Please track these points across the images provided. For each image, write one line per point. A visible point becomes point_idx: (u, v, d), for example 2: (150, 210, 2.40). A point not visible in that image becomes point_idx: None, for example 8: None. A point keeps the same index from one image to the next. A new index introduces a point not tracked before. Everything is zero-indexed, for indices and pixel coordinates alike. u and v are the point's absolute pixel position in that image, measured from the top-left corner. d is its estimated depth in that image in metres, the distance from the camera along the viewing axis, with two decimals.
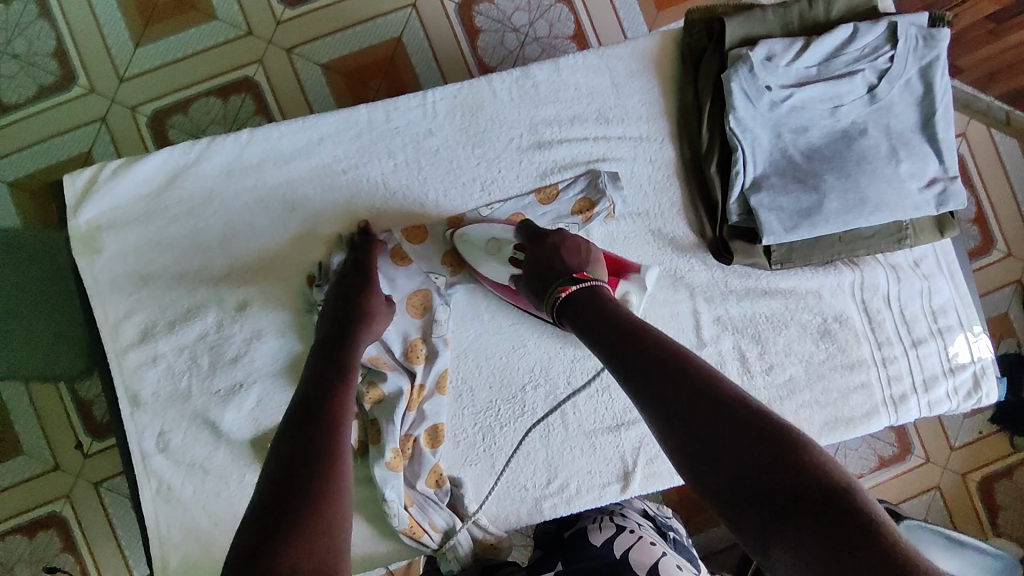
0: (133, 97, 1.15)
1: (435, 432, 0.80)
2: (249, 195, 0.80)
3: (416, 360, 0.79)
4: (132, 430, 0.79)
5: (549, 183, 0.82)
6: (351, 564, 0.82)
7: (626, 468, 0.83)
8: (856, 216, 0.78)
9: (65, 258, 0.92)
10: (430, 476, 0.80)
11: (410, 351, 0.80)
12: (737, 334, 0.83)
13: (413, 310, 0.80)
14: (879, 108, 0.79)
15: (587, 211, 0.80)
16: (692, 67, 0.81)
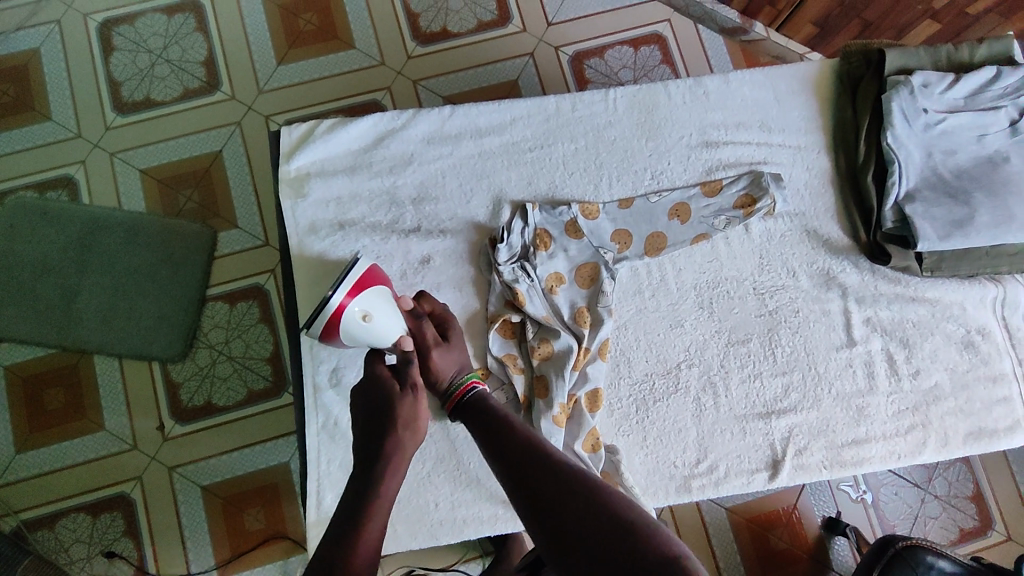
0: (263, 105, 1.69)
1: (593, 397, 0.92)
2: (445, 160, 0.95)
3: (583, 324, 0.92)
4: (311, 362, 0.94)
5: (713, 179, 0.97)
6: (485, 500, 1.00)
7: (775, 457, 0.94)
8: (1005, 230, 0.88)
9: (174, 234, 1.62)
10: (587, 438, 0.90)
11: (577, 316, 0.92)
12: (886, 336, 0.97)
13: (581, 284, 0.94)
14: (1020, 140, 0.91)
15: (750, 207, 0.95)
16: (851, 90, 0.98)
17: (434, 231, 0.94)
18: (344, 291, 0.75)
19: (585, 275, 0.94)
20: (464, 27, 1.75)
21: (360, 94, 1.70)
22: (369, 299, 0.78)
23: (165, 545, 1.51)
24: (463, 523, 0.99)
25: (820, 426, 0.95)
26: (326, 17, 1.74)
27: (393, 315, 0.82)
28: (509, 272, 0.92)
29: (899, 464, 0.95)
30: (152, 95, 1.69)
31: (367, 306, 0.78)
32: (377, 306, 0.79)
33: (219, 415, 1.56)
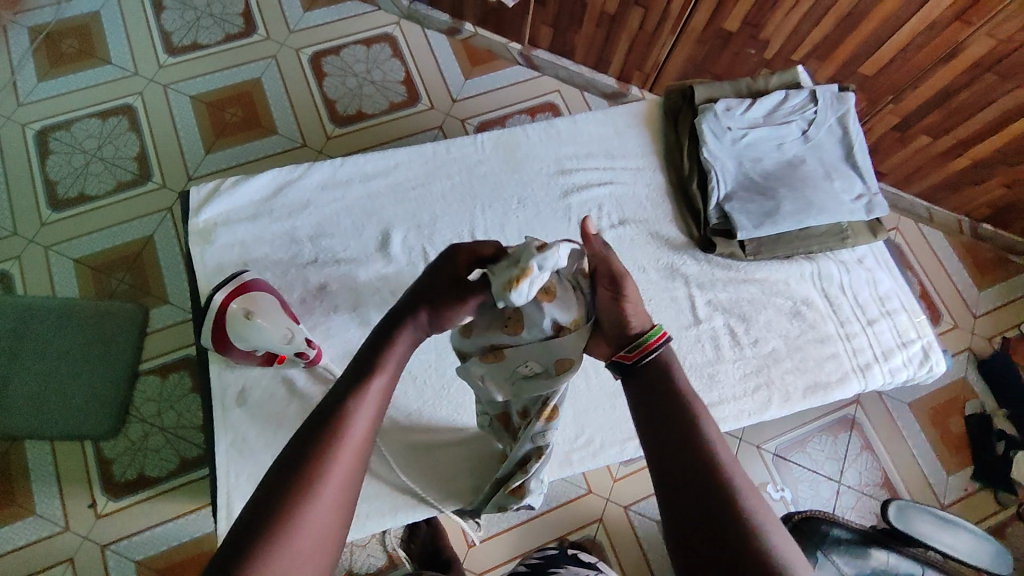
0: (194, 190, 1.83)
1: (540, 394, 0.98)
2: (337, 203, 1.09)
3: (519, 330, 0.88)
4: (218, 385, 1.02)
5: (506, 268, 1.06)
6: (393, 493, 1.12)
7: None
8: (807, 215, 1.04)
9: (106, 314, 1.69)
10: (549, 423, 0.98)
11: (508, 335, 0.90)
12: (726, 313, 1.10)
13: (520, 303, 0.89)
14: (812, 146, 1.09)
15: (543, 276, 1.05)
16: (672, 120, 1.16)
17: (330, 262, 1.06)
18: (225, 293, 0.94)
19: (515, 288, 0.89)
20: (378, 109, 1.96)
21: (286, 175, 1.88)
22: (250, 301, 0.95)
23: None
24: (367, 516, 1.10)
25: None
26: (250, 109, 1.93)
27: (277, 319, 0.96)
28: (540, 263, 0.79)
29: (750, 420, 1.06)
30: (86, 190, 1.81)
31: (248, 306, 0.94)
32: (256, 306, 0.95)
33: (152, 484, 1.58)
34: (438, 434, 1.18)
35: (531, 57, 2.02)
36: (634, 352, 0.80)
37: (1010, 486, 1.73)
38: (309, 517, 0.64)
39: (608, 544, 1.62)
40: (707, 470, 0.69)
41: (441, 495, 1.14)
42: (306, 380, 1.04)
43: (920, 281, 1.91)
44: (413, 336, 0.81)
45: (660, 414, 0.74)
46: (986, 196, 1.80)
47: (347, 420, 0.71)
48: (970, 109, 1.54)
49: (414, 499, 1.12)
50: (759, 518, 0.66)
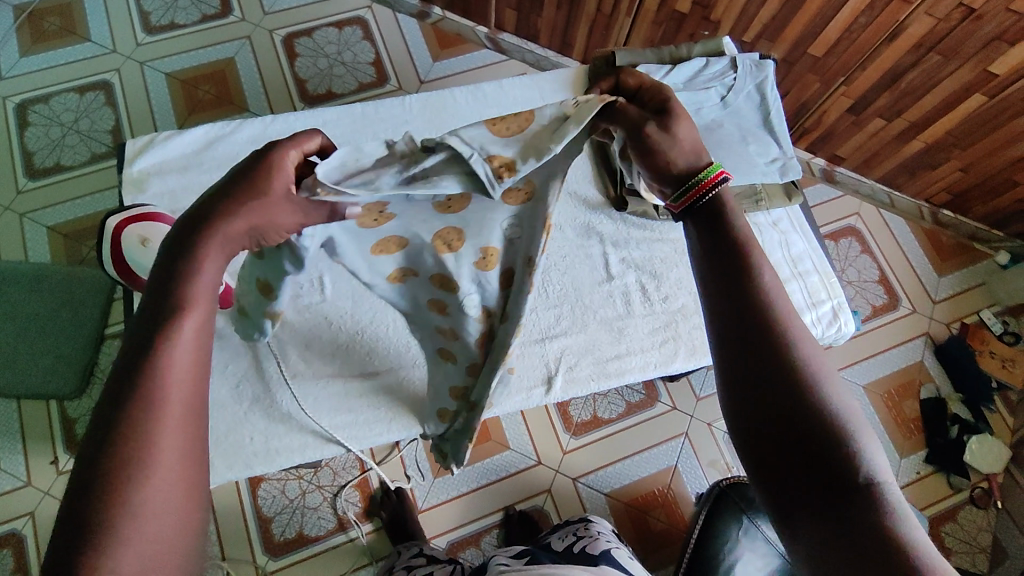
0: None
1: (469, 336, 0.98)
2: None
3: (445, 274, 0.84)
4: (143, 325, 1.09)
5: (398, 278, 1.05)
6: (298, 434, 1.14)
7: (550, 373, 1.12)
8: (717, 175, 1.05)
9: (71, 279, 1.74)
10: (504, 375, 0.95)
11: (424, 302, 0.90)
12: (639, 271, 1.21)
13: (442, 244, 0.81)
14: (730, 111, 1.11)
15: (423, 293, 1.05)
16: (596, 84, 1.17)
17: None
18: (125, 219, 1.01)
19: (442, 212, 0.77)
20: (348, 88, 2.01)
21: None
22: (147, 228, 1.01)
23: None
24: (275, 453, 1.12)
25: (585, 346, 1.15)
26: (223, 87, 1.98)
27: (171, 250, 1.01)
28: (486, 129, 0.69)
29: (656, 371, 1.16)
30: (62, 161, 1.87)
31: (144, 233, 1.00)
32: (151, 232, 1.01)
33: None
34: (349, 382, 1.19)
35: (498, 41, 2.06)
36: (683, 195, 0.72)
37: (962, 470, 1.72)
38: (142, 508, 0.52)
39: (557, 516, 1.63)
40: (771, 332, 0.64)
41: (351, 436, 1.16)
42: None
43: (877, 265, 1.93)
44: (223, 260, 0.63)
45: (726, 269, 0.68)
46: (943, 181, 1.81)
47: (155, 383, 0.56)
48: (918, 90, 1.56)
49: (322, 438, 1.15)
50: (828, 382, 0.62)
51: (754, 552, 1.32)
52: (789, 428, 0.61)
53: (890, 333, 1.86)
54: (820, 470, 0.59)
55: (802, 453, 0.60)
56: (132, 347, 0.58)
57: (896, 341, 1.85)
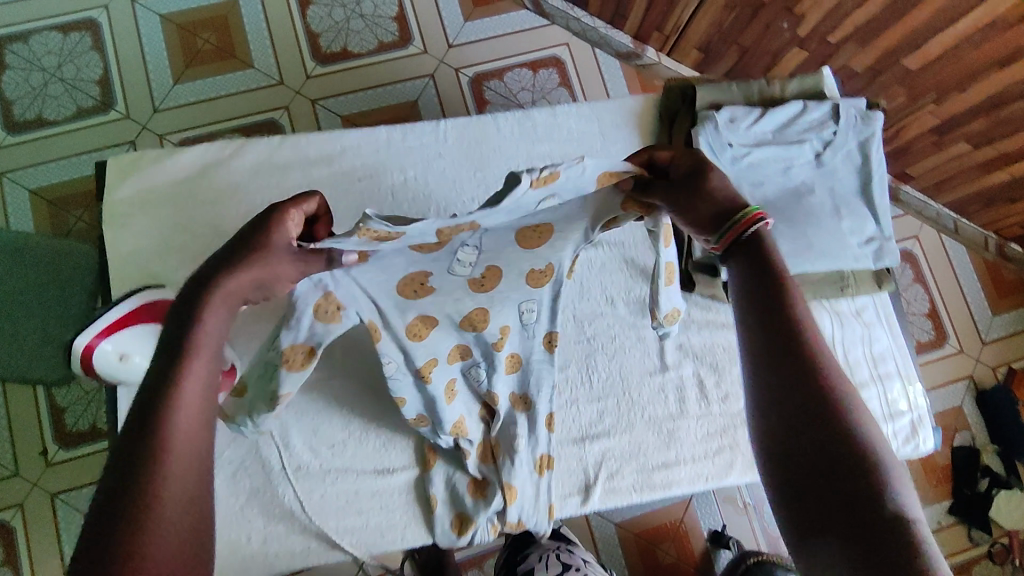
0: (167, 128, 1.69)
1: (522, 397, 0.91)
2: (268, 193, 0.90)
3: (497, 347, 0.84)
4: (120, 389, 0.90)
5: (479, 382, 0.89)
6: (285, 551, 0.91)
7: (588, 480, 0.96)
8: (802, 259, 0.88)
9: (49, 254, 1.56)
10: (539, 463, 0.93)
11: (449, 386, 0.86)
12: (696, 360, 1.03)
13: (498, 346, 0.84)
14: (824, 172, 0.91)
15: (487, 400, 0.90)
16: (669, 123, 0.95)
17: None
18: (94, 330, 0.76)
19: (477, 290, 0.76)
20: (364, 47, 1.76)
21: (264, 114, 1.71)
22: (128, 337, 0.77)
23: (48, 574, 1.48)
24: (252, 567, 0.90)
25: (631, 448, 0.98)
26: (223, 35, 1.74)
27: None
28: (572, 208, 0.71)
29: (708, 485, 0.99)
30: (46, 114, 1.67)
31: (122, 347, 0.77)
32: (134, 341, 0.78)
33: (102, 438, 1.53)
34: (363, 478, 0.94)
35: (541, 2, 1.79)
36: (728, 232, 0.69)
37: (985, 524, 1.64)
38: (156, 530, 0.50)
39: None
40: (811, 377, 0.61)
41: (359, 539, 0.92)
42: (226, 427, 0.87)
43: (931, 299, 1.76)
44: (229, 316, 0.62)
45: (765, 303, 0.65)
46: (1021, 214, 1.62)
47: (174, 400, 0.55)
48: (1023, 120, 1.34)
49: (326, 542, 0.92)
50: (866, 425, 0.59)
51: None
52: (836, 486, 0.57)
53: (934, 373, 1.73)
54: (867, 526, 0.54)
55: (846, 505, 0.56)
56: (155, 366, 0.57)
57: (938, 382, 1.72)
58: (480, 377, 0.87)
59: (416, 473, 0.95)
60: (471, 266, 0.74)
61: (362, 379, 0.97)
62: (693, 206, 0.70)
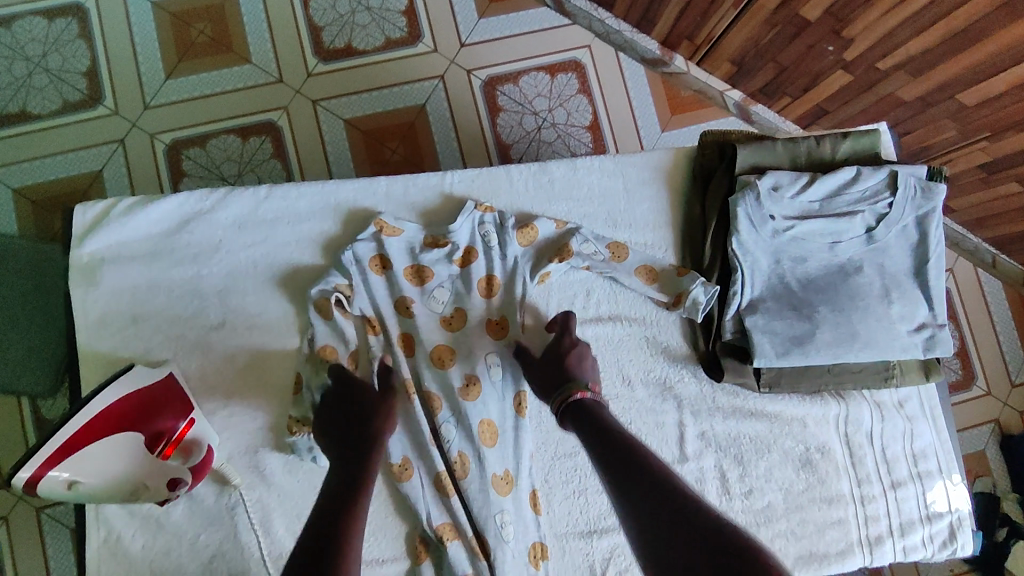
0: (154, 125, 1.23)
1: (504, 476, 0.78)
2: (255, 250, 0.81)
3: (467, 396, 0.78)
4: None
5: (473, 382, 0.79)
6: None
7: None
8: (847, 349, 0.79)
9: None
10: (533, 553, 0.78)
11: (455, 462, 0.77)
12: (719, 453, 0.82)
13: (467, 394, 0.78)
14: (875, 249, 0.82)
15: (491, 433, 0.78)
16: (702, 185, 0.85)
17: (239, 326, 0.80)
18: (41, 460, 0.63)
19: (446, 329, 0.81)
20: (370, 44, 1.31)
21: (254, 115, 1.25)
22: (80, 453, 0.64)
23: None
24: None
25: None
26: (214, 20, 1.27)
27: (127, 464, 0.67)
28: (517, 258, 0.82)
29: None
30: (29, 107, 1.20)
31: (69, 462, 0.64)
32: (81, 466, 0.64)
33: None
34: None
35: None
36: (564, 395, 0.68)
37: None
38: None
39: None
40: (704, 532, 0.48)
41: None
42: (214, 498, 0.77)
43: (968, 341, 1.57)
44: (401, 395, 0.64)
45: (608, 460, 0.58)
46: None
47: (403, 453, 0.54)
48: None
49: None
50: None
51: None
52: None
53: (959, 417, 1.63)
54: None
55: None
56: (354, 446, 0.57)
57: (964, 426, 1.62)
58: (452, 437, 0.78)
59: (409, 567, 0.80)
60: (442, 303, 0.81)
61: None
62: (569, 371, 0.72)
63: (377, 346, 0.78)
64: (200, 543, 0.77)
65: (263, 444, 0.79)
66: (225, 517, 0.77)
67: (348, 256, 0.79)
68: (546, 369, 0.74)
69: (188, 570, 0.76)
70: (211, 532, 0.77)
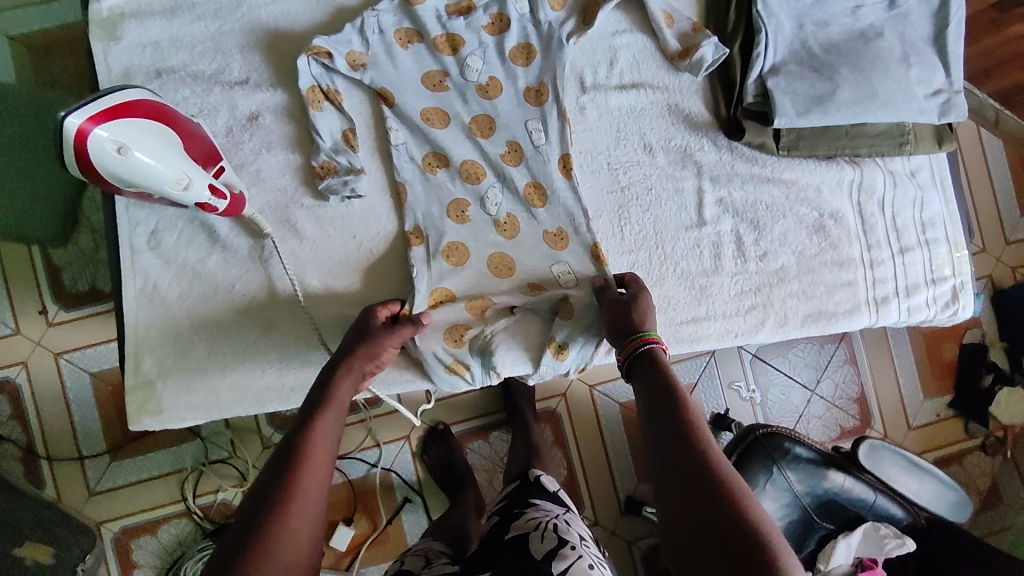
0: None
1: (558, 233, 0.81)
2: (276, 7, 0.81)
3: (509, 162, 0.80)
4: (124, 223, 0.78)
5: (514, 147, 0.81)
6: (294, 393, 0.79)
7: None
8: (865, 108, 0.80)
9: None
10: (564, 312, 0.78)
11: (503, 223, 0.80)
12: (736, 217, 0.85)
13: (508, 161, 0.81)
14: (896, 15, 0.84)
15: (535, 195, 0.81)
16: None
17: (263, 84, 0.80)
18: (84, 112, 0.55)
19: (482, 96, 0.81)
20: None
21: None
22: (142, 137, 0.58)
23: (57, 453, 1.06)
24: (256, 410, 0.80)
25: (661, 304, 0.82)
26: None
27: (178, 149, 0.60)
28: (552, 23, 0.82)
29: (735, 344, 0.84)
30: None
31: (122, 137, 0.57)
32: (139, 131, 0.57)
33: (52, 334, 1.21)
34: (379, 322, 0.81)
35: None
36: (631, 343, 0.67)
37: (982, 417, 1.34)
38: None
39: (569, 433, 1.22)
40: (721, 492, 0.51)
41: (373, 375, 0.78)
42: (248, 251, 0.79)
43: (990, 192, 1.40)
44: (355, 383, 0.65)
45: (661, 410, 0.59)
46: None
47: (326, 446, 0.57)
48: None
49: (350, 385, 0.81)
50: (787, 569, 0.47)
51: (771, 508, 1.09)
52: None
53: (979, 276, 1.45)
54: None
55: None
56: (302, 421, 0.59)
57: None
58: (498, 201, 0.80)
59: None
60: (478, 71, 0.81)
61: (378, 225, 0.81)
62: (643, 324, 0.69)
63: (392, 119, 0.80)
64: (236, 293, 0.79)
65: (292, 203, 0.80)
66: (258, 267, 0.79)
67: (372, 23, 0.79)
68: (616, 313, 0.72)
69: (226, 319, 0.78)
70: (247, 281, 0.79)
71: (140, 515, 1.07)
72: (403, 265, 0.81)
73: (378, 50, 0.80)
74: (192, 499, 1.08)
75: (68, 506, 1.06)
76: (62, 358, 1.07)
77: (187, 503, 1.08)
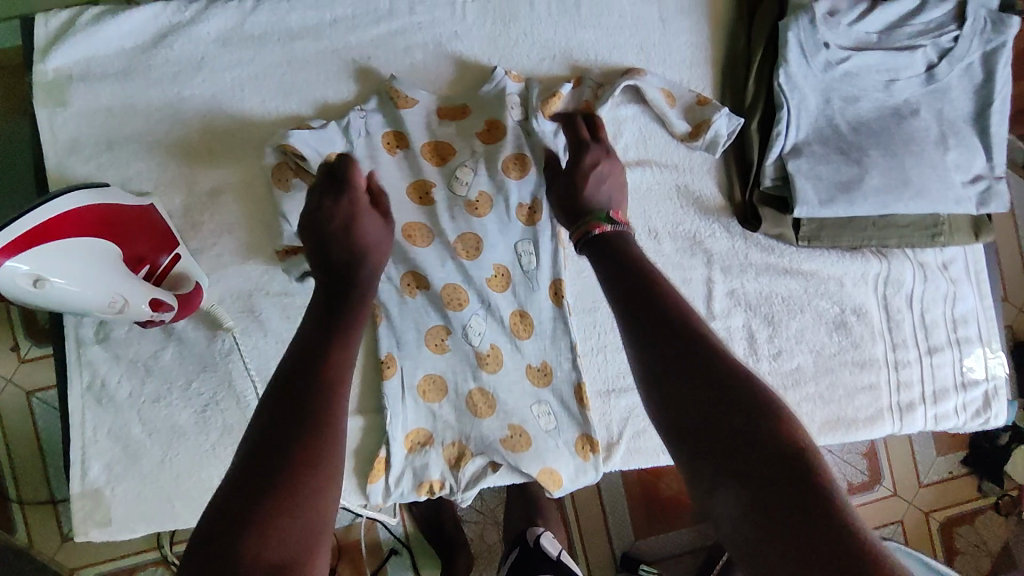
0: None
1: (541, 368, 0.75)
2: (242, 70, 0.72)
3: (495, 288, 0.74)
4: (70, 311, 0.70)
5: (505, 269, 0.74)
6: None
7: (611, 439, 0.77)
8: (896, 198, 0.72)
9: None
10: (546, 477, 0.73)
11: (486, 355, 0.74)
12: (748, 311, 0.77)
13: (494, 285, 0.74)
14: (935, 90, 0.74)
15: (522, 325, 0.75)
16: (748, 16, 0.77)
17: (227, 157, 0.72)
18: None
19: (469, 213, 0.72)
20: None
21: None
22: (65, 267, 0.52)
23: (29, 495, 0.90)
24: None
25: None
26: None
27: (112, 273, 0.56)
28: (545, 133, 0.72)
29: None
30: None
31: (40, 269, 0.51)
32: (60, 256, 0.52)
33: None
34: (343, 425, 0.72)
35: None
36: (584, 227, 0.58)
37: None
38: (319, 552, 0.39)
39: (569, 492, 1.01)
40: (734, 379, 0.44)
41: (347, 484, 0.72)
42: (206, 343, 0.72)
43: None
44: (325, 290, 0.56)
45: (635, 298, 0.50)
46: None
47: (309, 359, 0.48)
48: None
49: None
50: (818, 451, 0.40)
51: None
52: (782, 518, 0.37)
53: None
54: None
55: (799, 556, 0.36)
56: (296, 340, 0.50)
57: None
58: (481, 332, 0.74)
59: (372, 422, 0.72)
60: (467, 185, 0.72)
61: None
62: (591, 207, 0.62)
63: None
64: (192, 390, 0.72)
65: (258, 289, 0.73)
66: (220, 363, 0.72)
67: (358, 125, 0.70)
68: (564, 194, 0.64)
69: (180, 417, 0.71)
70: (205, 379, 0.72)
71: (116, 562, 0.93)
72: (373, 396, 0.73)
73: (361, 154, 0.70)
74: (169, 546, 0.93)
75: (39, 554, 0.91)
76: (35, 397, 0.90)
77: (165, 552, 0.93)
